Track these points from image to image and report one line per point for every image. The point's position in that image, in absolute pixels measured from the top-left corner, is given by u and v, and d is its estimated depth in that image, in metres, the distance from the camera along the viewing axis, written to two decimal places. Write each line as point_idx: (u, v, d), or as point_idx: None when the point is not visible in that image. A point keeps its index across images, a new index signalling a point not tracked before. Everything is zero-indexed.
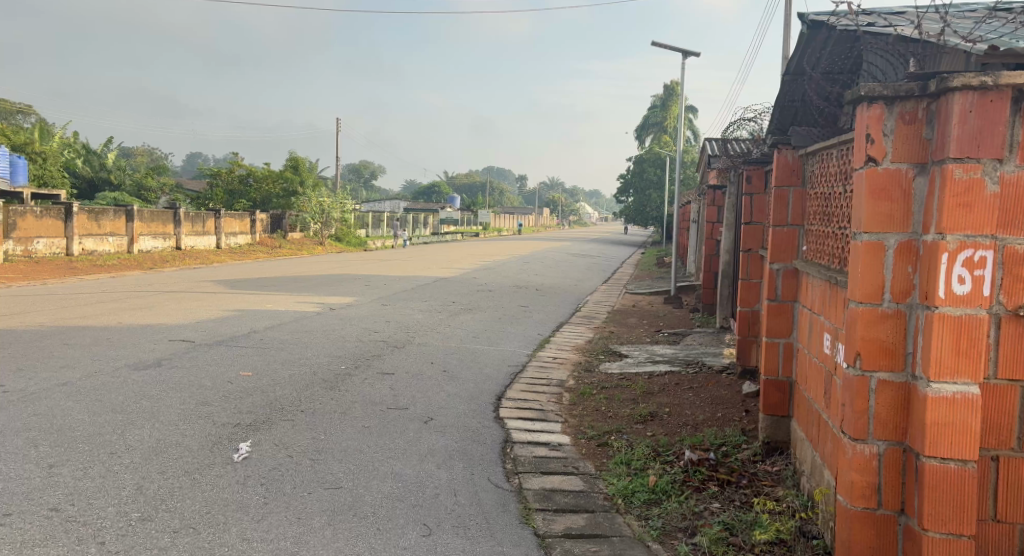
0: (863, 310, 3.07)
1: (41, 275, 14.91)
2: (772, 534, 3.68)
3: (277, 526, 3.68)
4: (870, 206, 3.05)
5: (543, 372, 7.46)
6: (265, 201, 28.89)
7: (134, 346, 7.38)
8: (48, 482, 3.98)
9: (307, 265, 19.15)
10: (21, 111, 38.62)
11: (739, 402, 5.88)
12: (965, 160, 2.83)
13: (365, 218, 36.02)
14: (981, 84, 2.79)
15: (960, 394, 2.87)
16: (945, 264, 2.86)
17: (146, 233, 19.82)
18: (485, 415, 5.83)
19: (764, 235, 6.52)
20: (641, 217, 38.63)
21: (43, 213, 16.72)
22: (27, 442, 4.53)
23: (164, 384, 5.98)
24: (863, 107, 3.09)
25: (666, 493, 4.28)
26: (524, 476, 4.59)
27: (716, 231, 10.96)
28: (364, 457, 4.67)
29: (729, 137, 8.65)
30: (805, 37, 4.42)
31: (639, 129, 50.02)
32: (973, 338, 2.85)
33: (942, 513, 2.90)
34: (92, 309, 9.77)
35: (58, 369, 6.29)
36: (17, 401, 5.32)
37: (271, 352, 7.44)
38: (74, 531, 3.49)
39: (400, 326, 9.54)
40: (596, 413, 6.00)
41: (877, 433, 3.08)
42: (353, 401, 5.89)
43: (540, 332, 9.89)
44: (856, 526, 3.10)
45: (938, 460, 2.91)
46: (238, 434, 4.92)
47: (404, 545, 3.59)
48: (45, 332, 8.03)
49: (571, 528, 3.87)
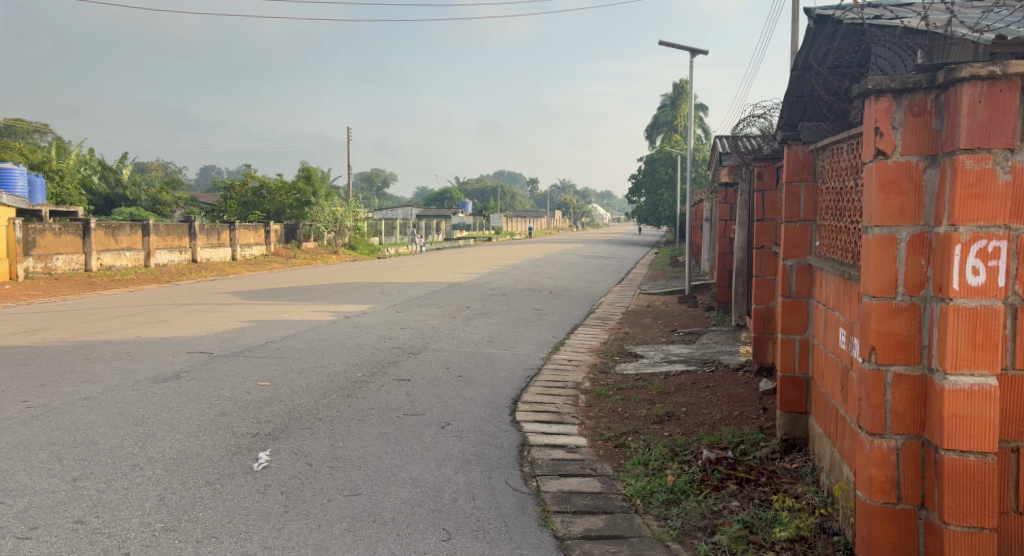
0: (877, 304, 3.06)
1: (61, 292, 15.09)
2: (792, 531, 3.67)
3: (297, 534, 3.71)
4: (881, 200, 3.04)
5: (559, 375, 7.47)
6: (278, 212, 29.05)
7: (153, 359, 7.45)
8: (73, 495, 4.03)
9: (320, 274, 19.23)
10: (37, 130, 39.27)
11: (756, 399, 5.87)
12: (975, 151, 2.82)
13: (378, 226, 36.17)
14: (990, 74, 2.78)
15: (977, 386, 2.85)
16: (958, 255, 2.85)
17: (163, 246, 20.00)
18: (501, 419, 5.83)
19: (777, 231, 6.51)
20: (654, 217, 38.51)
21: (61, 229, 16.90)
22: (51, 456, 4.59)
23: (183, 396, 6.04)
24: (872, 100, 3.09)
25: (684, 492, 4.28)
26: (542, 478, 4.60)
27: (728, 229, 10.91)
28: (383, 463, 4.69)
29: (740, 133, 8.61)
30: (811, 32, 4.41)
31: (650, 130, 49.86)
32: (989, 330, 2.84)
33: (962, 505, 2.88)
34: (112, 324, 9.87)
35: (79, 384, 6.36)
36: (40, 416, 5.39)
37: (288, 362, 7.49)
38: (99, 543, 3.54)
39: (415, 332, 9.56)
40: (614, 414, 6.00)
41: (895, 427, 3.06)
42: (370, 408, 5.92)
43: (555, 335, 9.89)
44: (876, 521, 3.09)
45: (957, 453, 2.89)
46: (257, 444, 4.96)
47: (423, 550, 3.60)
48: (64, 347, 8.13)
49: (590, 529, 3.88)
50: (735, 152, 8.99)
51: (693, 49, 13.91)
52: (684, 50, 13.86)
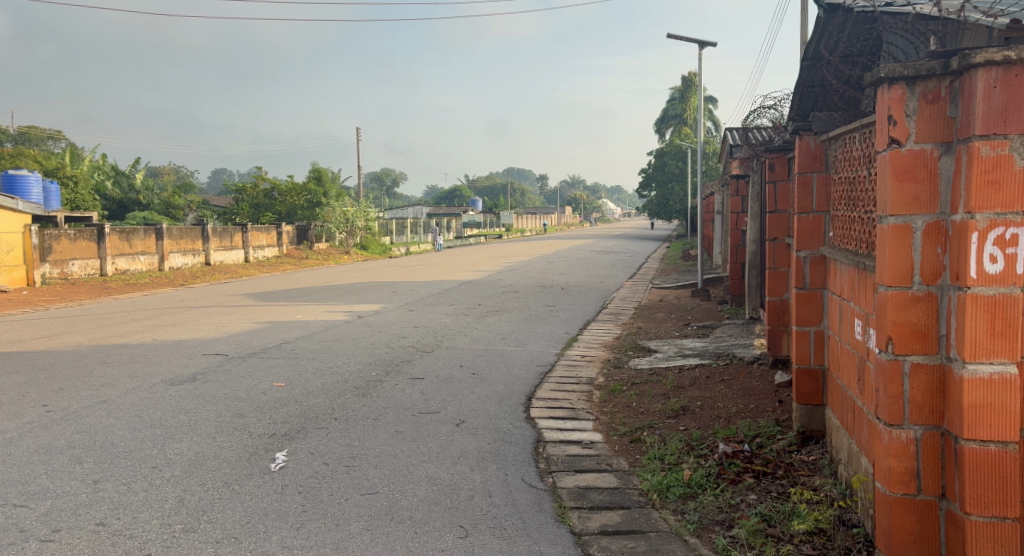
0: (893, 294, 3.04)
1: (78, 296, 15.24)
2: (811, 524, 3.67)
3: (315, 533, 3.72)
4: (895, 189, 3.01)
5: (573, 371, 7.46)
6: (290, 214, 29.48)
7: (169, 362, 7.49)
8: (94, 498, 4.06)
9: (332, 274, 19.32)
10: (52, 137, 39.56)
11: (771, 392, 5.84)
12: (991, 137, 2.79)
13: (389, 226, 36.15)
14: (1006, 59, 2.73)
15: (996, 374, 2.83)
16: (976, 242, 2.82)
17: (176, 250, 20.10)
18: (515, 417, 5.83)
19: (790, 223, 6.47)
20: (666, 212, 38.13)
21: (77, 235, 16.99)
22: (72, 459, 4.64)
23: (199, 398, 6.06)
24: (886, 89, 3.07)
25: (701, 486, 4.27)
26: (558, 475, 4.58)
27: (739, 222, 10.85)
28: (399, 462, 4.70)
29: (750, 125, 8.57)
30: (822, 21, 4.38)
31: (660, 123, 49.76)
32: (1009, 318, 2.80)
33: (984, 496, 2.86)
34: (127, 327, 9.91)
35: (97, 388, 6.41)
36: (60, 420, 5.45)
37: (304, 362, 7.54)
38: (121, 545, 3.56)
39: (428, 330, 9.57)
40: (628, 409, 5.98)
41: (914, 418, 3.04)
42: (385, 407, 5.93)
43: (567, 331, 9.89)
44: (896, 514, 3.07)
45: (978, 443, 2.86)
46: (275, 444, 5.00)
47: (441, 549, 3.60)
48: (82, 351, 8.20)
49: (607, 525, 3.87)
50: (746, 143, 8.94)
51: (701, 42, 13.84)
52: (692, 43, 13.79)
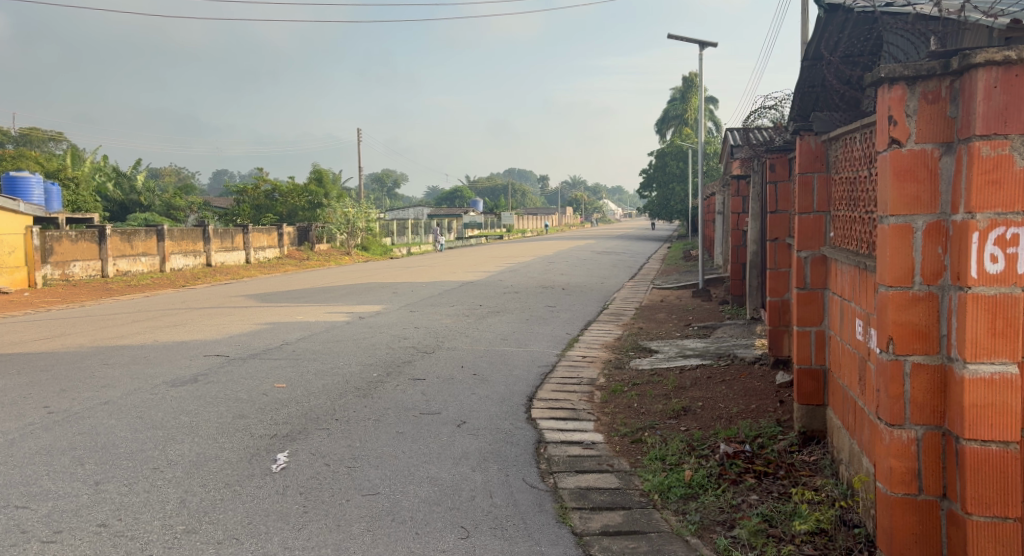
0: (894, 294, 3.04)
1: (79, 298, 15.25)
2: (812, 524, 3.67)
3: (316, 534, 3.72)
4: (895, 189, 3.02)
5: (574, 372, 7.46)
6: (291, 215, 29.49)
7: (170, 363, 7.50)
8: (96, 499, 4.07)
9: (333, 275, 19.33)
10: (54, 138, 39.64)
11: (772, 392, 5.83)
12: (991, 137, 2.79)
13: (390, 227, 36.16)
14: (1006, 59, 2.73)
15: (998, 374, 2.83)
16: (976, 242, 2.82)
17: (177, 251, 20.11)
18: (517, 417, 5.83)
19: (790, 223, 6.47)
20: (667, 212, 38.13)
21: (78, 236, 17.02)
22: (74, 460, 4.64)
23: (200, 399, 6.07)
24: (886, 89, 3.07)
25: (703, 487, 4.27)
26: (559, 476, 4.58)
27: (740, 222, 10.84)
28: (400, 463, 4.70)
29: (751, 125, 8.58)
30: (822, 21, 4.39)
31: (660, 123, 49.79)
32: (1010, 318, 2.80)
33: (985, 495, 2.85)
34: (128, 328, 9.93)
35: (99, 389, 6.41)
36: (62, 421, 5.45)
37: (305, 363, 7.54)
38: (122, 546, 3.57)
39: (429, 331, 9.57)
40: (629, 410, 5.98)
41: (915, 418, 3.04)
42: (386, 407, 5.93)
43: (568, 332, 9.90)
44: (896, 514, 3.07)
45: (979, 443, 2.86)
46: (276, 445, 5.00)
47: (442, 549, 3.60)
48: (84, 352, 8.21)
49: (608, 525, 3.87)
50: (747, 143, 8.95)
51: (702, 42, 13.85)
52: (693, 43, 13.80)
